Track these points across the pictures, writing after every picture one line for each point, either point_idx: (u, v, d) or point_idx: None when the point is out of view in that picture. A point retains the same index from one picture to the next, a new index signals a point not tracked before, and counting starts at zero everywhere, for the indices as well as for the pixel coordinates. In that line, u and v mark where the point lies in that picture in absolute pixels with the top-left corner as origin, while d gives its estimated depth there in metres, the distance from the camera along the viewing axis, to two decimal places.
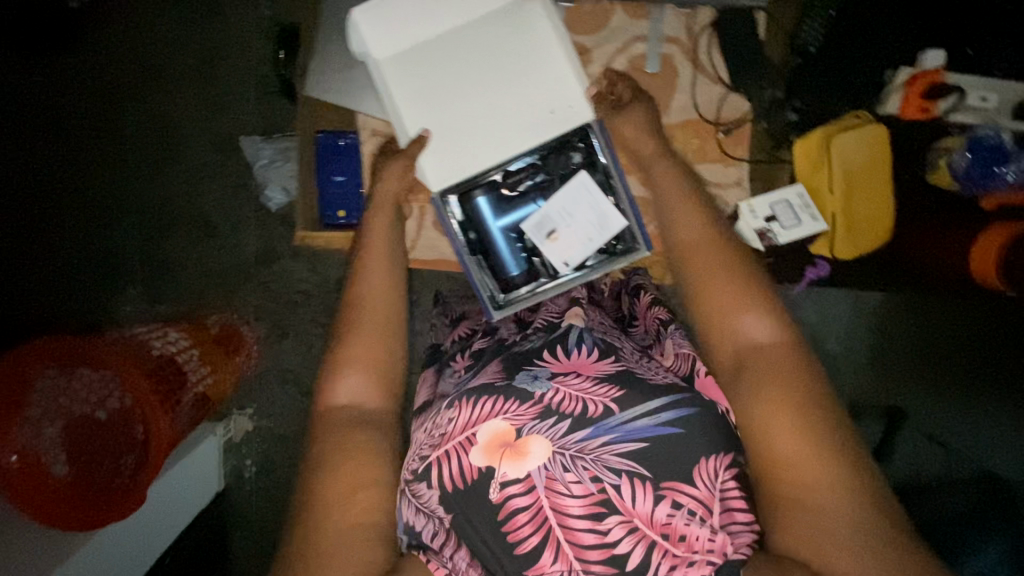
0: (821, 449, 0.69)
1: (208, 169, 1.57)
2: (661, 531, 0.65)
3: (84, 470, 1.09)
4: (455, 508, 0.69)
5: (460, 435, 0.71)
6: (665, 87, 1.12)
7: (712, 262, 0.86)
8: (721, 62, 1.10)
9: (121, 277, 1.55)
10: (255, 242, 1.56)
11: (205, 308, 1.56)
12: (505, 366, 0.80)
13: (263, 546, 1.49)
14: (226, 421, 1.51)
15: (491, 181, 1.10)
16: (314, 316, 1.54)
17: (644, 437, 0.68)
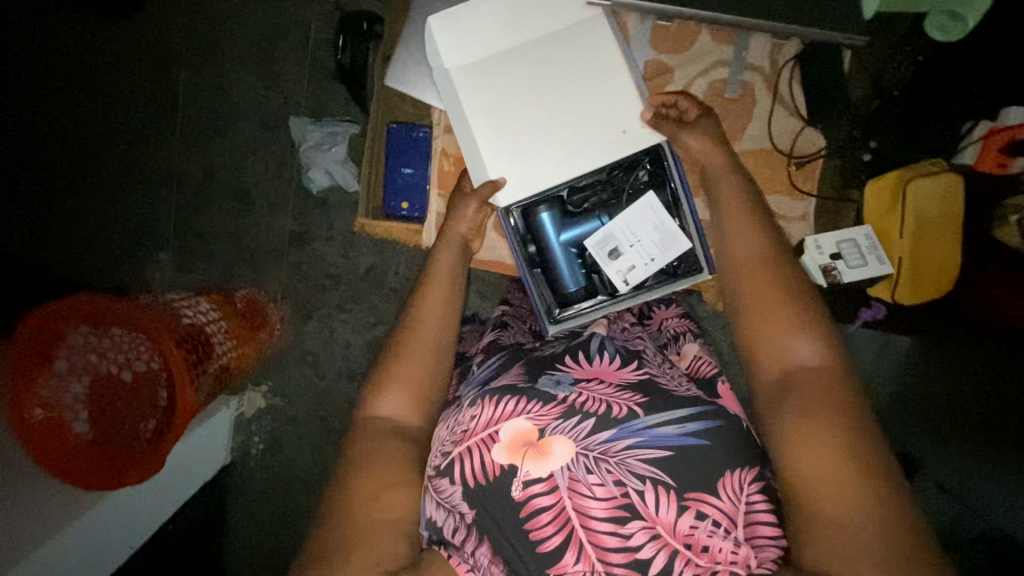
0: (856, 465, 0.62)
1: (255, 144, 1.59)
2: (685, 541, 0.62)
3: (103, 429, 1.21)
4: (479, 504, 0.67)
5: (482, 431, 0.69)
6: (736, 114, 1.02)
7: (763, 280, 0.79)
8: (801, 95, 1.03)
9: (161, 242, 1.59)
10: (291, 223, 1.61)
11: (236, 281, 1.62)
12: (526, 369, 0.78)
13: (277, 507, 1.66)
14: (241, 397, 1.66)
15: (557, 197, 0.98)
16: (339, 302, 1.63)
17: (669, 445, 0.66)
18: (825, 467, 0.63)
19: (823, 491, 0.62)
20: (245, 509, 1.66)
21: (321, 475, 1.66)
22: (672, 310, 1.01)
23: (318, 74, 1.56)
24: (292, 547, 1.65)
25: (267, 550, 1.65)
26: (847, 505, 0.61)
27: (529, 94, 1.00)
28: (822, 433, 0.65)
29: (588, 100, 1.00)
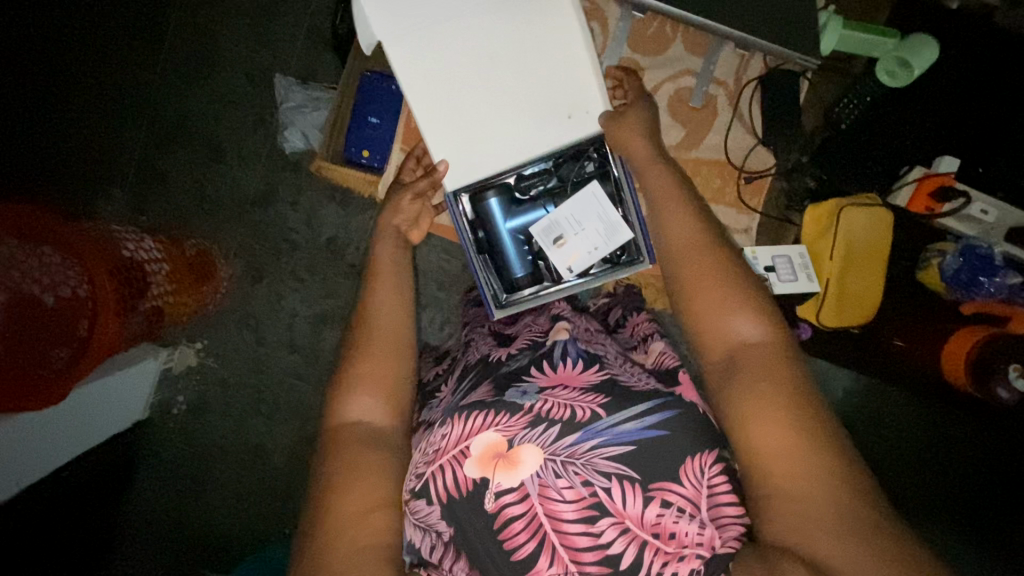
0: (802, 440, 0.62)
1: (235, 96, 1.56)
2: (653, 531, 0.58)
3: (11, 351, 1.09)
4: (456, 523, 0.62)
5: (453, 448, 0.63)
6: (698, 123, 0.93)
7: (704, 263, 0.76)
8: (759, 114, 0.94)
9: (116, 176, 1.53)
10: (259, 181, 1.57)
11: (189, 231, 1.56)
12: (493, 382, 0.72)
13: (189, 473, 1.57)
14: (172, 349, 1.57)
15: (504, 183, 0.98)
16: (294, 270, 1.59)
17: (633, 440, 0.62)
18: (772, 437, 0.63)
19: (772, 461, 0.62)
20: (158, 469, 1.57)
21: (244, 446, 1.59)
22: (640, 315, 0.98)
23: (311, 39, 1.56)
24: (201, 516, 1.57)
25: (175, 515, 1.56)
26: (800, 471, 0.60)
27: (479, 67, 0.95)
28: (765, 406, 0.64)
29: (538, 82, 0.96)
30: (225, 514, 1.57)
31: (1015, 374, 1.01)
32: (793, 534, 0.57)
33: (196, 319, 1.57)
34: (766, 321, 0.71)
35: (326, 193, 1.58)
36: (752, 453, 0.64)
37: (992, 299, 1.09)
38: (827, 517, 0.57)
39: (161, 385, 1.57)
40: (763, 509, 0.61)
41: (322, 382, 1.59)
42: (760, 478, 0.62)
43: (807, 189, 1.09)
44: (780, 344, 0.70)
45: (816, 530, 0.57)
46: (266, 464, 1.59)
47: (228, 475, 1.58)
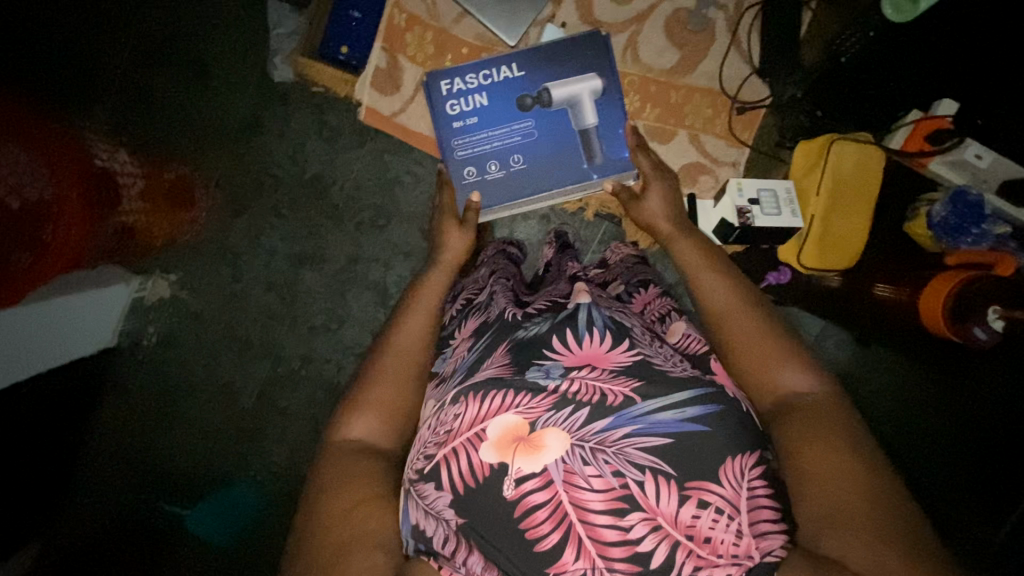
0: (868, 486, 0.47)
1: (227, 18, 1.38)
2: (685, 532, 0.46)
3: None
4: (473, 513, 0.49)
5: (466, 431, 0.51)
6: (695, 46, 0.87)
7: (739, 320, 0.63)
8: (757, 44, 0.87)
9: (99, 92, 1.36)
10: (244, 107, 1.38)
11: (171, 156, 1.37)
12: (509, 350, 0.57)
13: (146, 419, 1.34)
14: (146, 278, 1.35)
15: (495, 73, 0.81)
16: (277, 206, 1.37)
17: (669, 432, 0.49)
18: (828, 454, 0.49)
19: (829, 479, 0.48)
20: (114, 413, 1.33)
21: (212, 385, 1.35)
22: (651, 290, 0.80)
23: None
24: (157, 468, 1.33)
25: (132, 469, 1.32)
26: (866, 488, 0.47)
27: (522, 184, 0.82)
28: (815, 427, 0.52)
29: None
30: (185, 481, 1.33)
31: (994, 314, 0.91)
32: (861, 559, 0.43)
33: (169, 247, 1.35)
34: (808, 362, 0.58)
35: (314, 127, 1.37)
36: (803, 480, 0.49)
37: (977, 247, 0.93)
38: (896, 540, 0.44)
39: (130, 313, 1.34)
40: (817, 517, 0.47)
41: (299, 327, 1.36)
42: (811, 489, 0.48)
43: (798, 127, 0.96)
44: (829, 397, 0.55)
45: (886, 550, 0.43)
46: (232, 406, 1.35)
47: (191, 426, 1.35)
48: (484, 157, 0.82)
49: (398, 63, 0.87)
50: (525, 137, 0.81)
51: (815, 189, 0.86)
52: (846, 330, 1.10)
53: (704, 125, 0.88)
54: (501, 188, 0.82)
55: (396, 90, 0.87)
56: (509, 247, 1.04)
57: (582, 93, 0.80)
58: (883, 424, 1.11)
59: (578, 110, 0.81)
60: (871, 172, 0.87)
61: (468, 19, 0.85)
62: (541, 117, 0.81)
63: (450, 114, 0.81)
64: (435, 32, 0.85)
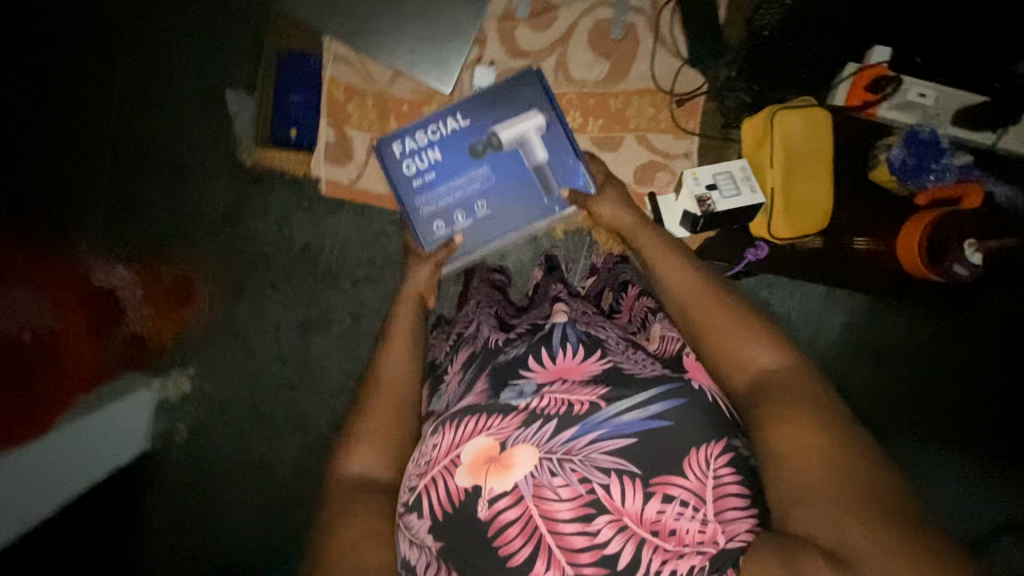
0: (842, 469, 0.46)
1: (193, 104, 1.31)
2: (651, 528, 0.47)
3: None
4: (450, 537, 0.50)
5: (442, 459, 0.52)
6: (619, 55, 0.89)
7: (709, 308, 0.62)
8: (682, 36, 0.90)
9: (77, 198, 1.30)
10: (227, 195, 1.33)
11: (169, 253, 1.32)
12: (489, 375, 0.59)
13: (190, 518, 1.31)
14: (165, 378, 1.31)
15: (445, 125, 0.83)
16: (275, 280, 1.33)
17: (632, 432, 0.50)
18: (807, 439, 0.48)
19: (801, 462, 0.47)
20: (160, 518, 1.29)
21: (249, 467, 1.32)
22: (632, 292, 0.81)
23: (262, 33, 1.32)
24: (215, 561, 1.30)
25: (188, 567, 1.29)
26: (842, 469, 0.46)
27: (490, 229, 0.85)
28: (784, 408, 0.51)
29: (445, 18, 0.87)
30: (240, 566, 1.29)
31: (970, 248, 0.91)
32: (829, 536, 0.43)
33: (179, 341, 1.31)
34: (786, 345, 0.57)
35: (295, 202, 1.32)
36: (780, 468, 0.47)
37: (944, 183, 0.94)
38: (867, 518, 0.43)
39: (156, 416, 1.31)
40: (789, 497, 0.46)
41: (320, 392, 1.33)
42: (782, 473, 0.47)
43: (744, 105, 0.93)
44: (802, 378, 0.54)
45: (854, 526, 0.42)
46: (273, 483, 1.32)
47: (239, 511, 1.31)
48: (450, 208, 0.83)
49: (345, 133, 0.90)
50: (484, 184, 0.83)
51: (768, 162, 0.86)
52: (860, 292, 1.05)
53: (649, 124, 0.90)
54: (471, 236, 0.84)
55: None
56: (495, 274, 1.05)
57: (528, 131, 0.81)
58: (918, 370, 1.07)
59: (528, 149, 0.82)
60: (820, 134, 0.86)
61: (403, 76, 0.89)
62: (494, 161, 0.83)
63: (408, 174, 0.83)
64: (375, 97, 0.89)
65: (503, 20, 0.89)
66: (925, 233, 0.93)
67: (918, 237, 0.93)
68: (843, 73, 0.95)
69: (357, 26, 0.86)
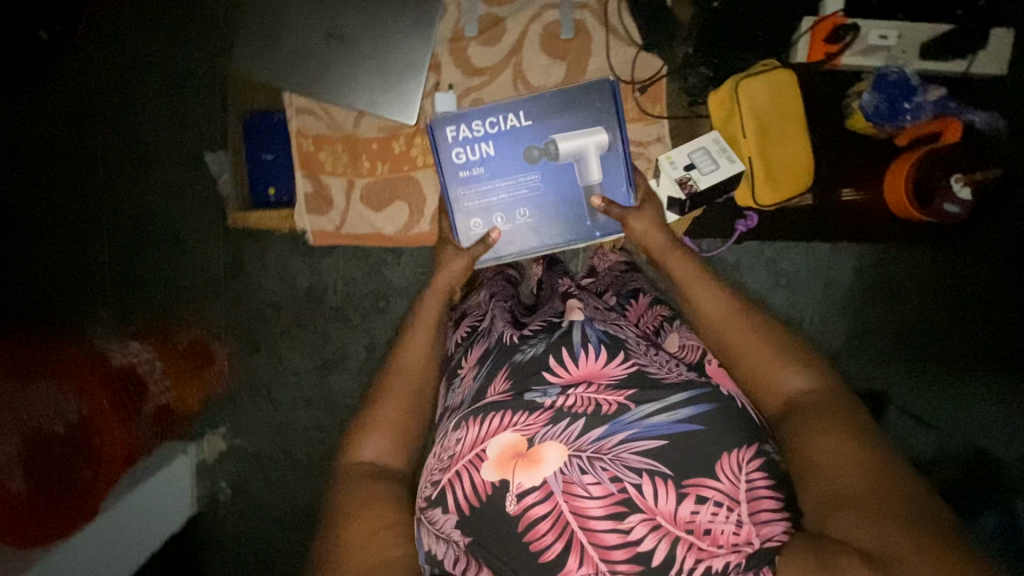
0: (873, 475, 0.48)
1: (174, 178, 1.25)
2: (685, 528, 0.47)
3: (41, 485, 0.92)
4: (478, 531, 0.51)
5: (468, 453, 0.53)
6: (575, 52, 0.89)
7: (739, 331, 0.66)
8: (632, 23, 0.88)
9: (67, 279, 1.29)
10: (224, 256, 1.28)
11: (173, 321, 1.31)
12: (508, 374, 0.58)
13: (252, 566, 1.35)
14: (200, 441, 1.34)
15: (508, 123, 0.82)
16: (285, 327, 1.32)
17: (663, 434, 0.51)
18: (832, 445, 0.51)
19: (836, 467, 0.49)
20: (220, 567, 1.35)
21: (295, 509, 1.34)
22: (642, 300, 0.82)
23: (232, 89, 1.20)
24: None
25: None
26: (869, 470, 0.48)
27: (526, 235, 0.85)
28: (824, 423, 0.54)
29: (398, 48, 0.85)
30: None
31: (958, 183, 0.87)
32: (863, 534, 0.44)
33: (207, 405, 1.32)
34: (805, 362, 0.61)
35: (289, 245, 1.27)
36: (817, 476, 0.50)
37: (922, 120, 0.92)
38: (900, 520, 0.44)
39: (199, 477, 1.33)
40: (822, 504, 0.48)
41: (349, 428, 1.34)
42: (814, 479, 0.49)
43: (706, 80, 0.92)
44: (836, 399, 0.57)
45: (887, 523, 0.44)
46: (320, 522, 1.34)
47: (294, 552, 1.34)
48: (492, 206, 0.84)
49: (322, 182, 0.91)
50: (530, 191, 0.83)
51: (741, 133, 0.85)
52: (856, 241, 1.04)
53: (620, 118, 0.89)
54: (506, 239, 0.85)
55: (331, 206, 0.92)
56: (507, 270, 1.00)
57: (588, 147, 0.81)
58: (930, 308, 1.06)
59: (584, 165, 0.82)
60: (788, 95, 0.85)
61: (367, 116, 0.89)
62: (547, 169, 0.82)
63: (457, 162, 0.82)
64: (343, 140, 0.90)
65: (452, 41, 0.89)
66: (910, 172, 0.90)
67: (904, 178, 0.91)
68: (801, 28, 0.93)
69: (310, 76, 0.86)
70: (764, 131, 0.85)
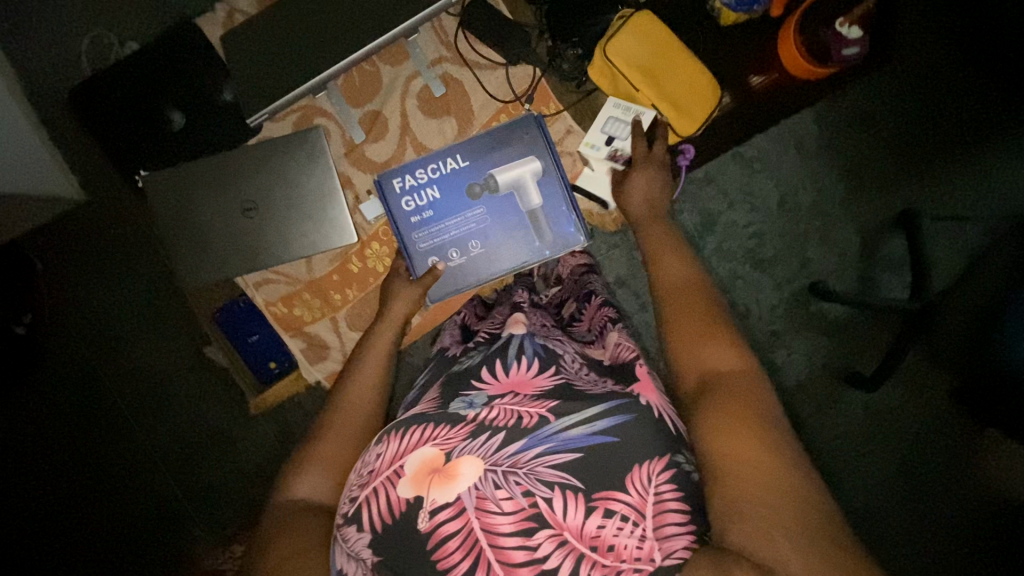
0: (770, 477, 0.49)
1: (199, 379, 1.29)
2: (590, 544, 0.50)
3: None
4: (390, 552, 0.53)
5: (387, 469, 0.57)
6: (455, 103, 0.91)
7: (688, 310, 0.67)
8: (488, 49, 0.91)
9: (115, 468, 1.28)
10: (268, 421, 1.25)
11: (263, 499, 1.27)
12: (444, 386, 0.68)
13: None
14: None
15: (446, 169, 0.86)
16: None
17: (579, 447, 0.55)
18: (749, 451, 0.51)
19: (740, 465, 0.51)
20: None
21: None
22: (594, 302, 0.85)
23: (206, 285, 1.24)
24: None
25: None
26: (772, 471, 0.49)
27: (480, 266, 0.88)
28: (737, 413, 0.54)
29: (306, 182, 0.88)
30: None
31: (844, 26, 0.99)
32: (756, 543, 0.46)
33: None
34: (731, 344, 0.62)
35: None
36: (725, 478, 0.50)
37: None
38: (793, 526, 0.46)
39: None
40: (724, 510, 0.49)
41: None
42: (719, 480, 0.51)
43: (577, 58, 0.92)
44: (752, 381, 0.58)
45: (779, 536, 0.45)
46: None
47: None
48: (444, 246, 0.87)
49: (308, 333, 0.94)
50: (480, 226, 0.86)
51: (635, 89, 0.87)
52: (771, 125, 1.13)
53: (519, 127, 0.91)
54: (463, 272, 0.88)
55: (327, 350, 0.94)
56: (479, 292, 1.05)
57: (523, 175, 0.85)
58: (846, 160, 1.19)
59: (522, 191, 0.85)
60: (653, 32, 0.87)
61: (316, 257, 0.92)
62: (490, 201, 0.86)
63: (407, 211, 0.86)
64: (307, 288, 0.93)
65: (348, 153, 0.92)
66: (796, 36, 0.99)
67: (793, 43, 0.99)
68: None
69: (251, 252, 0.88)
70: (654, 75, 0.88)
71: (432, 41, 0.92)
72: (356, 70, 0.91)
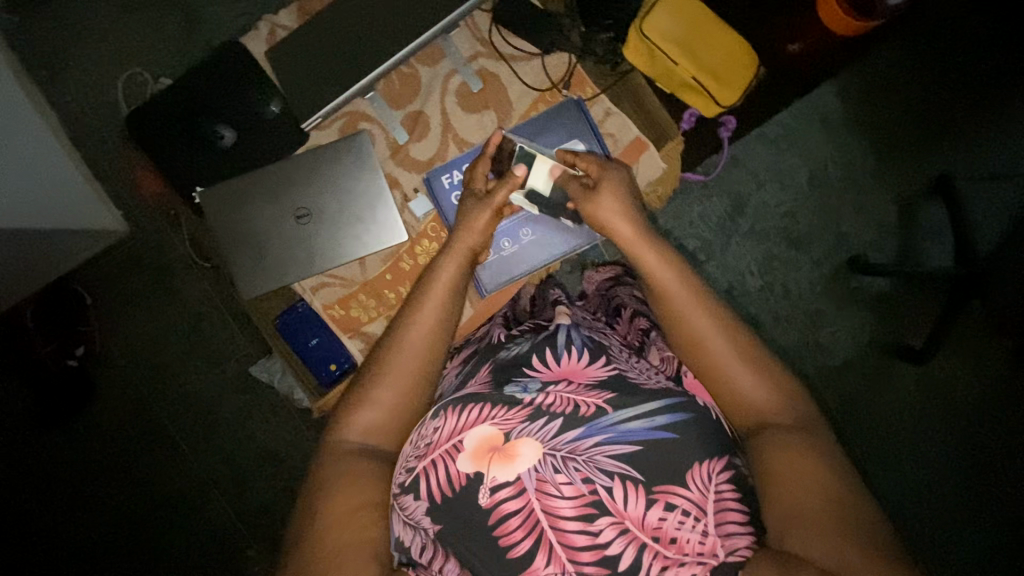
0: (829, 492, 0.50)
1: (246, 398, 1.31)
2: (652, 534, 0.51)
3: None
4: (448, 522, 0.54)
5: (446, 443, 0.57)
6: (494, 96, 0.92)
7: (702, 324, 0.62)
8: (522, 42, 0.93)
9: (167, 490, 1.31)
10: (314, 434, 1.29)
11: None
12: (493, 370, 0.66)
13: None
14: None
15: None
16: None
17: (638, 440, 0.56)
18: (797, 459, 0.53)
19: (803, 483, 0.51)
20: None
21: None
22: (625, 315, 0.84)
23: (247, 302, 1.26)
24: None
25: None
26: (831, 486, 0.51)
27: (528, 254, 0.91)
28: (790, 436, 0.54)
29: (357, 184, 0.91)
30: None
31: None
32: (822, 552, 0.47)
33: None
34: (764, 359, 0.60)
35: None
36: (785, 496, 0.51)
37: None
38: (857, 539, 0.47)
39: None
40: (783, 519, 0.50)
41: None
42: (777, 492, 0.51)
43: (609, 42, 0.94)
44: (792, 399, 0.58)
45: (848, 549, 0.46)
46: None
47: None
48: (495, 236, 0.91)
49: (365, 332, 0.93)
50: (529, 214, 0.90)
51: (674, 63, 0.93)
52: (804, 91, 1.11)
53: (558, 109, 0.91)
54: (515, 261, 0.91)
55: None
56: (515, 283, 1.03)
57: None
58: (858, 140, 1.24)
59: None
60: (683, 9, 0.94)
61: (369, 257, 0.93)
62: None
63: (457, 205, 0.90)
64: (362, 288, 0.93)
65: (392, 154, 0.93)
66: None
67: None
68: None
69: (309, 254, 0.91)
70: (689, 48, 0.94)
71: (467, 39, 0.93)
72: (396, 72, 0.93)
